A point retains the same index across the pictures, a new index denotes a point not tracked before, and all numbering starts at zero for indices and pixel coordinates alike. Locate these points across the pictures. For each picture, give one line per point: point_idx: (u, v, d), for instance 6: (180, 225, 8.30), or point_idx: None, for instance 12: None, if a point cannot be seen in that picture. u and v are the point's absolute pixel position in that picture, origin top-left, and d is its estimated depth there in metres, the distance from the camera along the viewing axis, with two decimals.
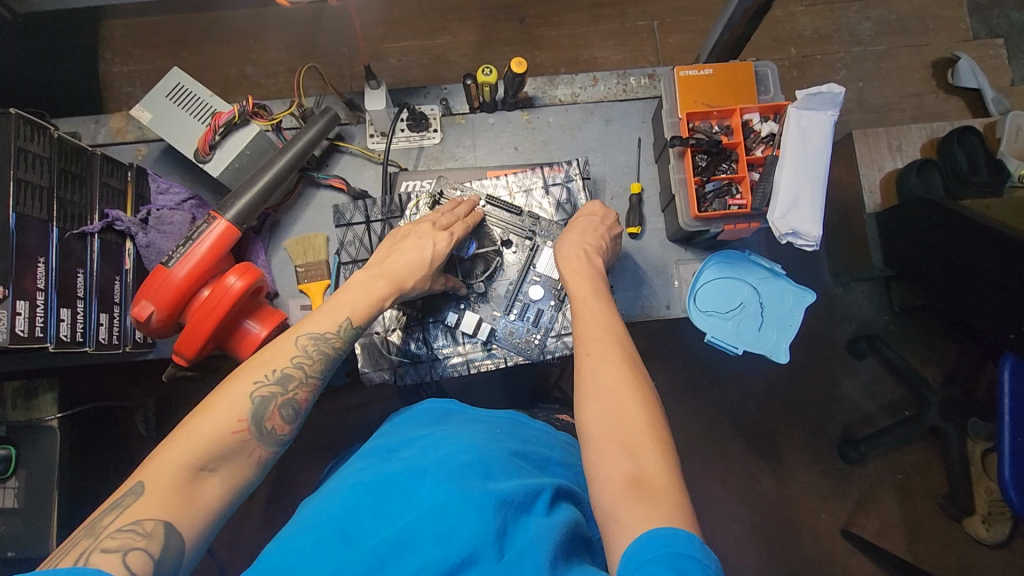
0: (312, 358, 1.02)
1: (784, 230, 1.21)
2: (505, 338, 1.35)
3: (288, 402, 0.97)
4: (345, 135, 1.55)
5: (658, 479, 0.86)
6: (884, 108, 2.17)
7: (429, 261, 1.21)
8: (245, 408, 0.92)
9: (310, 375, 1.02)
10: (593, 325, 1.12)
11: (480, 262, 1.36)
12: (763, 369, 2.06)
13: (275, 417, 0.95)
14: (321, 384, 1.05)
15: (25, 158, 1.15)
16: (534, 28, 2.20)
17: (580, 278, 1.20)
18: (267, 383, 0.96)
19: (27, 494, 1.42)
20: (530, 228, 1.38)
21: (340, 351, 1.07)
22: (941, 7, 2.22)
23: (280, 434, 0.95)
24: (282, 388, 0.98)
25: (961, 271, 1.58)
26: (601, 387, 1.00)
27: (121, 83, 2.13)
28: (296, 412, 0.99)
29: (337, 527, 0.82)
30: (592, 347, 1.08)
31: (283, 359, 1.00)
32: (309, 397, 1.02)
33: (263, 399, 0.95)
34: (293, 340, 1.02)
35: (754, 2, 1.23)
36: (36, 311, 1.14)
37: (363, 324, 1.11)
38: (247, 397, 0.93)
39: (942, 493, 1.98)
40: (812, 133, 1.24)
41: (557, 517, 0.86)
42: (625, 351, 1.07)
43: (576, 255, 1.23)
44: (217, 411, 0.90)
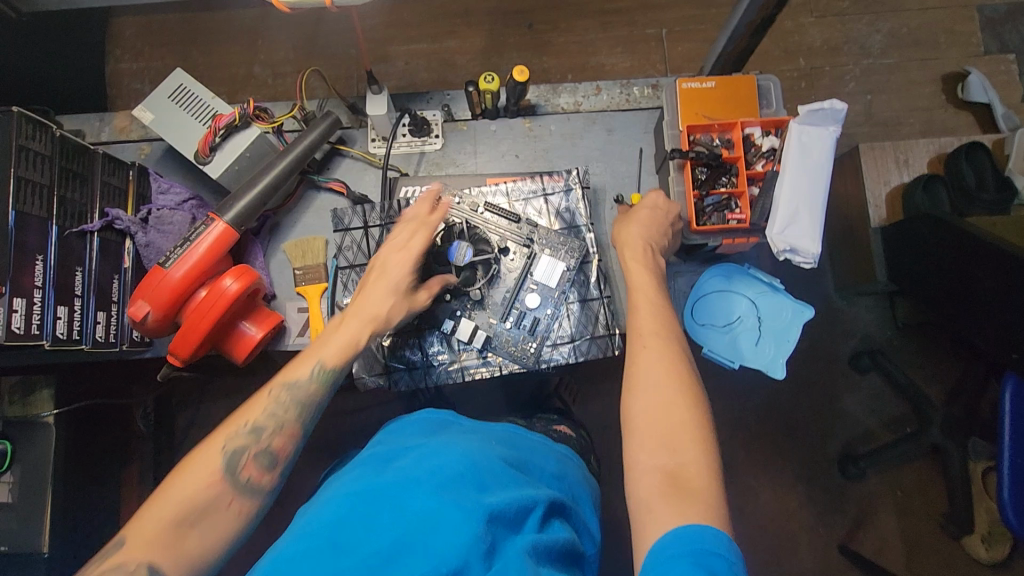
0: (285, 406, 1.03)
1: (782, 246, 1.22)
2: (500, 345, 1.35)
3: (261, 452, 0.97)
4: (347, 139, 1.55)
5: (697, 477, 0.87)
6: (892, 122, 2.15)
7: (396, 286, 1.20)
8: (217, 462, 0.93)
9: (286, 423, 1.01)
10: (645, 314, 1.11)
11: (475, 269, 1.33)
12: (762, 381, 2.05)
13: (249, 466, 0.95)
14: (304, 434, 1.04)
15: (26, 156, 1.15)
16: (543, 34, 2.20)
17: (642, 273, 1.18)
18: (239, 436, 0.97)
19: (22, 489, 1.43)
20: (530, 235, 1.37)
21: (319, 394, 1.06)
22: (952, 21, 2.20)
23: (260, 484, 0.95)
24: (256, 439, 0.98)
25: (965, 289, 1.56)
26: (651, 383, 1.00)
27: (130, 80, 2.15)
28: (274, 460, 0.98)
29: (330, 534, 0.81)
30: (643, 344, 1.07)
31: (255, 412, 1.01)
32: (291, 446, 1.01)
33: (235, 451, 0.95)
34: (264, 396, 1.04)
35: (758, 15, 1.23)
36: (32, 309, 1.14)
37: (341, 361, 1.10)
38: (218, 452, 0.94)
39: (943, 512, 1.95)
40: (813, 147, 1.23)
41: (548, 536, 0.86)
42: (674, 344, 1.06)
43: (634, 245, 1.21)
44: (190, 471, 0.92)
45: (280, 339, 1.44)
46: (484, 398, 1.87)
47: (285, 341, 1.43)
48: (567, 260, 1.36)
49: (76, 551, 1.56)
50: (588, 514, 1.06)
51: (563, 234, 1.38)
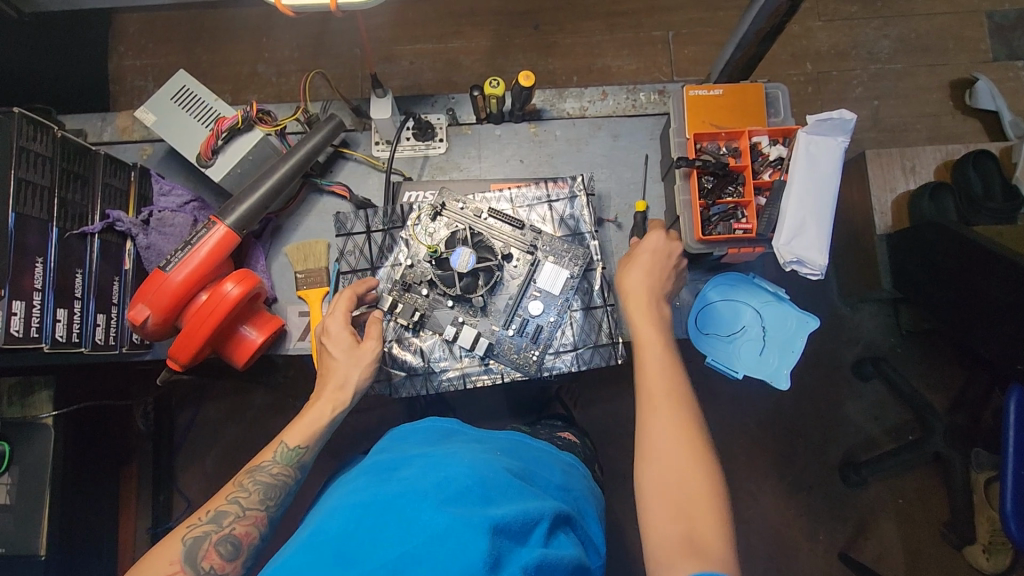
0: (249, 491, 1.04)
1: (789, 257, 1.20)
2: (502, 352, 1.34)
3: (223, 539, 0.97)
4: (350, 142, 1.54)
5: (712, 543, 0.88)
6: (899, 128, 2.14)
7: (344, 349, 1.21)
8: (176, 551, 0.94)
9: (248, 509, 1.02)
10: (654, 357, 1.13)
11: (478, 275, 1.32)
12: (764, 387, 2.04)
13: (211, 555, 0.95)
14: (269, 516, 1.04)
15: (27, 157, 1.14)
16: (549, 36, 2.18)
17: (649, 326, 1.16)
18: (201, 524, 0.98)
19: (20, 491, 1.42)
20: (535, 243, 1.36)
21: (285, 477, 1.08)
22: (961, 27, 2.19)
23: (222, 572, 0.95)
24: (218, 526, 0.98)
25: (970, 298, 1.55)
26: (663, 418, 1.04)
27: (133, 77, 2.14)
28: (236, 547, 0.98)
29: (336, 548, 0.80)
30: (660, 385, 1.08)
31: (220, 499, 1.03)
32: (253, 529, 1.01)
33: (196, 539, 0.96)
34: (232, 483, 1.05)
35: (767, 23, 1.22)
36: (32, 311, 1.14)
37: (304, 443, 1.12)
38: (179, 540, 0.95)
39: (944, 521, 1.94)
40: (821, 157, 1.22)
41: (554, 551, 0.85)
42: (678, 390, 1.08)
43: (641, 293, 1.19)
44: (153, 562, 0.93)
45: (280, 344, 1.43)
46: (483, 401, 1.86)
47: (285, 345, 1.42)
48: (571, 268, 1.35)
49: (72, 551, 1.55)
50: (594, 528, 1.06)
51: (567, 241, 1.37)
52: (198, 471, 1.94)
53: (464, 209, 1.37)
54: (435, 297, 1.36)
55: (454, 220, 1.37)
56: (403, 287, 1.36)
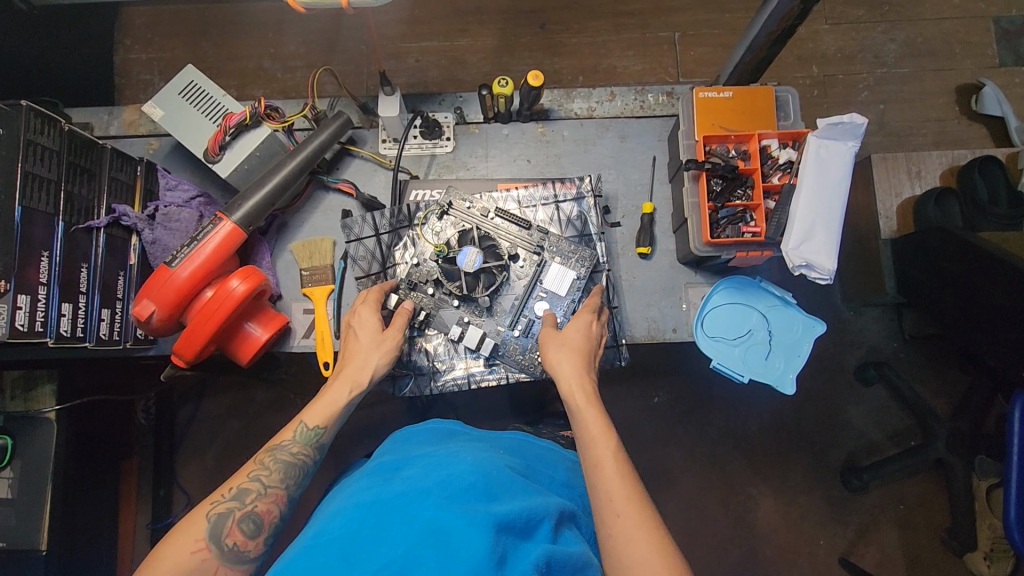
0: (270, 469, 1.04)
1: (798, 262, 1.20)
2: (509, 353, 1.33)
3: (245, 516, 0.97)
4: (357, 139, 1.54)
5: None
6: (905, 132, 2.13)
7: (374, 334, 1.23)
8: (202, 527, 0.93)
9: (270, 487, 1.03)
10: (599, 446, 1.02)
11: (484, 276, 1.31)
12: (767, 389, 2.04)
13: (234, 532, 0.95)
14: (288, 496, 1.05)
15: (34, 151, 1.14)
16: (555, 35, 2.18)
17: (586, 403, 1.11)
18: (223, 501, 0.98)
19: (21, 484, 1.42)
20: (540, 242, 1.35)
21: (304, 457, 1.08)
22: (968, 32, 2.18)
23: (244, 549, 0.95)
24: (240, 503, 0.98)
25: (974, 305, 1.54)
26: (615, 511, 0.92)
27: (138, 70, 2.14)
28: (258, 524, 0.98)
29: (339, 548, 0.80)
30: (604, 484, 0.96)
31: (241, 477, 1.03)
32: (273, 507, 1.02)
33: (219, 516, 0.95)
34: (251, 464, 1.06)
35: (779, 26, 1.21)
36: (37, 306, 1.13)
37: (323, 422, 1.11)
38: (203, 516, 0.95)
39: (945, 527, 1.94)
40: (832, 161, 1.22)
41: (562, 547, 0.86)
42: (628, 484, 0.96)
43: (575, 374, 1.15)
44: (178, 538, 0.92)
45: (285, 340, 1.43)
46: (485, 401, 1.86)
47: (290, 342, 1.42)
48: (578, 269, 1.34)
49: (73, 546, 1.55)
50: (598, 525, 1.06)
51: (574, 242, 1.36)
52: (198, 467, 1.93)
53: (472, 208, 1.36)
54: (441, 296, 1.35)
55: (459, 220, 1.36)
56: (409, 285, 1.36)
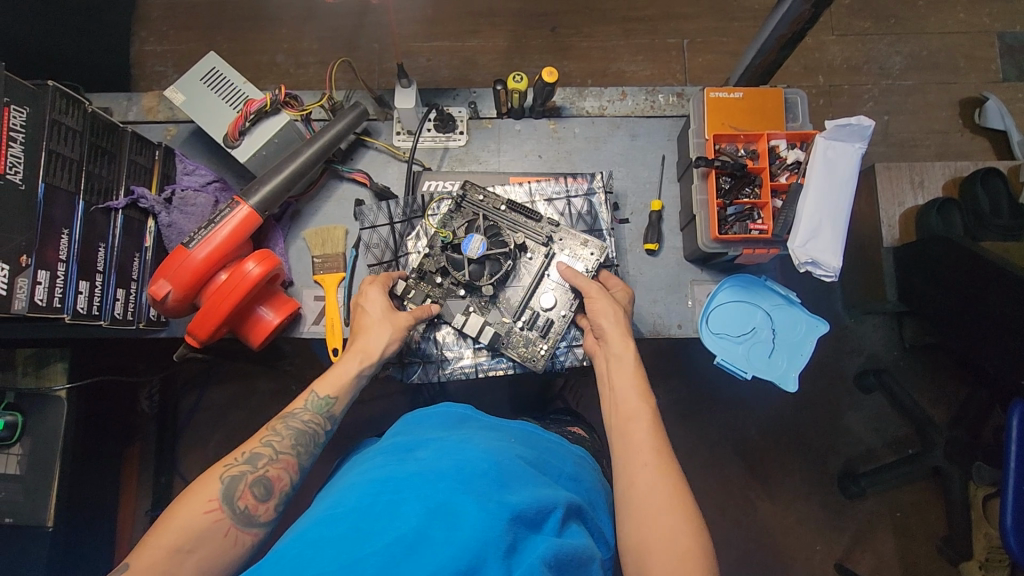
0: (282, 436, 1.07)
1: (803, 259, 1.22)
2: (512, 345, 1.34)
3: (257, 480, 1.00)
4: (371, 131, 1.56)
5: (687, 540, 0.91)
6: (908, 143, 2.16)
7: (387, 310, 1.25)
8: (216, 488, 0.96)
9: (281, 453, 1.05)
10: (627, 402, 1.11)
11: (488, 264, 1.31)
12: (766, 393, 2.06)
13: (246, 495, 0.97)
14: (299, 464, 1.07)
15: (59, 130, 1.16)
16: (565, 38, 2.21)
17: (629, 385, 1.14)
18: (236, 464, 1.00)
19: (31, 461, 1.44)
20: (547, 236, 1.36)
21: (315, 426, 1.11)
22: (973, 47, 2.21)
23: (254, 513, 0.97)
24: (252, 467, 1.01)
25: (974, 312, 1.56)
26: (643, 462, 1.01)
27: (153, 62, 2.17)
28: (269, 490, 1.00)
29: (353, 521, 0.82)
30: (634, 435, 1.05)
31: (254, 442, 1.05)
32: (284, 473, 1.04)
33: (233, 478, 0.98)
34: (264, 430, 1.08)
35: (789, 29, 1.24)
36: (55, 281, 1.15)
37: (335, 393, 1.14)
38: (217, 478, 0.97)
39: (941, 535, 1.95)
40: (838, 163, 1.25)
41: (566, 540, 0.88)
42: (656, 439, 1.04)
43: (617, 326, 1.22)
44: (193, 497, 0.94)
45: (295, 327, 1.44)
46: (487, 397, 1.87)
47: (300, 328, 1.44)
48: (587, 262, 1.35)
49: (78, 527, 1.56)
50: (604, 519, 1.08)
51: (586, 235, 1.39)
52: (200, 455, 1.94)
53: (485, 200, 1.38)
54: (449, 286, 1.37)
55: (470, 210, 1.38)
56: (418, 275, 1.36)
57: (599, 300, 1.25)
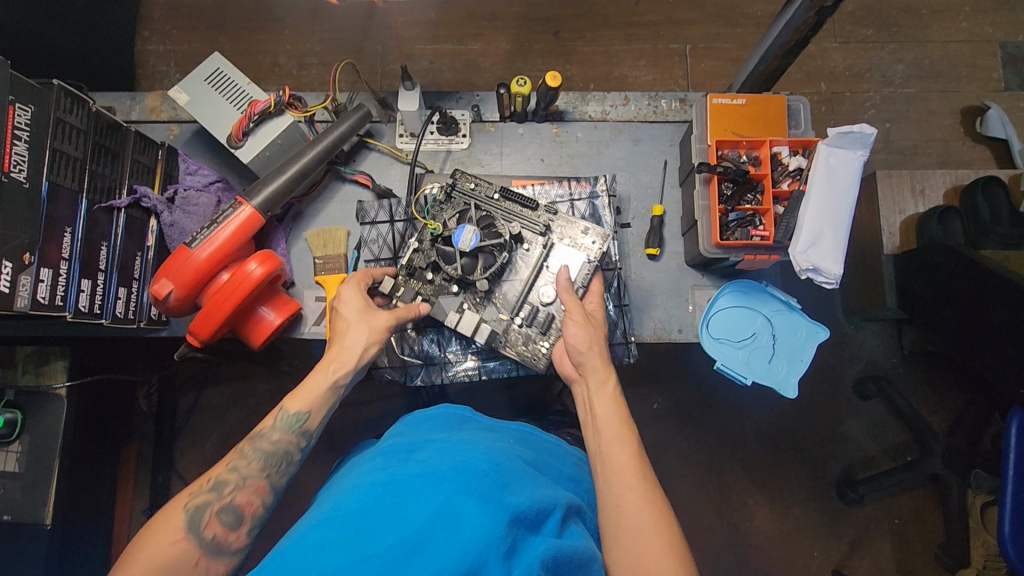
0: (249, 459, 1.06)
1: (805, 265, 1.23)
2: (510, 342, 1.33)
3: (224, 508, 0.99)
4: (374, 133, 1.56)
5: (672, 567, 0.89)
6: (910, 151, 2.17)
7: (360, 307, 1.24)
8: (180, 519, 0.95)
9: (249, 478, 1.04)
10: (608, 427, 1.09)
11: (481, 257, 1.31)
12: (765, 399, 2.06)
13: (213, 523, 0.97)
14: (270, 486, 1.06)
15: (63, 129, 1.17)
16: (568, 43, 2.21)
17: (612, 426, 1.09)
18: (201, 493, 1.00)
19: (30, 459, 1.44)
20: (545, 227, 1.36)
21: (287, 444, 1.09)
22: (975, 55, 2.22)
23: (225, 541, 0.97)
24: (218, 495, 1.00)
25: (973, 320, 1.56)
26: (630, 488, 0.99)
27: (156, 61, 2.17)
28: (238, 516, 1.00)
29: (354, 524, 0.81)
30: (617, 458, 1.04)
31: (220, 467, 1.05)
32: (254, 498, 1.03)
33: (198, 508, 0.97)
34: (232, 453, 1.08)
35: (791, 37, 1.24)
36: (58, 280, 1.15)
37: (306, 408, 1.13)
38: (182, 508, 0.97)
39: (938, 542, 1.95)
40: (841, 169, 1.25)
41: (566, 542, 0.88)
42: (638, 464, 1.03)
43: (589, 350, 1.21)
44: (156, 531, 0.94)
45: (296, 327, 1.44)
46: (486, 399, 1.87)
47: (301, 328, 1.44)
48: (590, 251, 1.35)
49: (76, 526, 1.56)
50: None
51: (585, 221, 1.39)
52: (199, 454, 1.94)
53: (475, 186, 1.37)
54: (441, 283, 1.35)
55: (462, 199, 1.37)
56: (408, 271, 1.37)
57: (581, 326, 1.23)
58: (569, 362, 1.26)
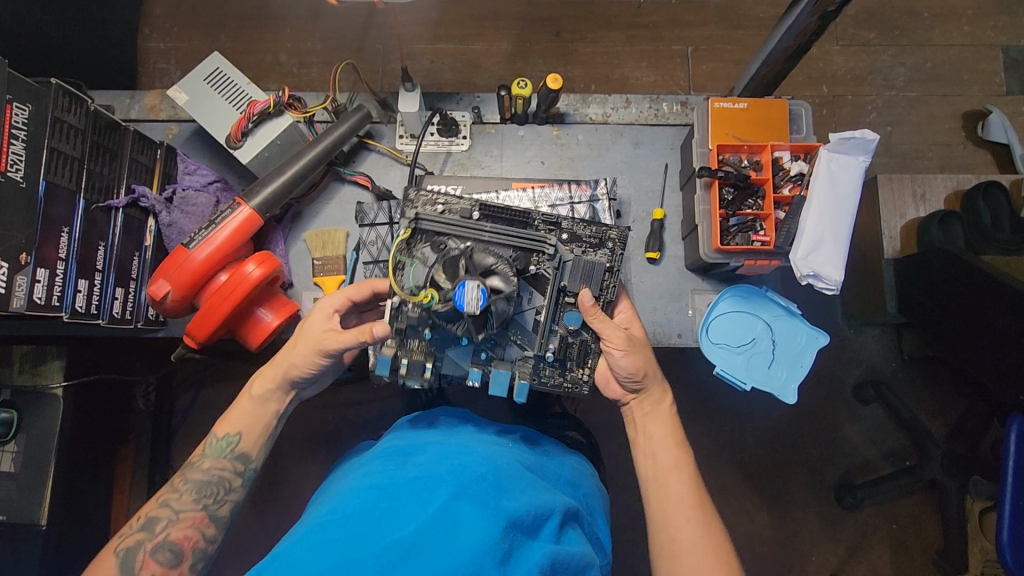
0: (181, 492, 1.10)
1: (806, 271, 1.23)
2: (546, 379, 1.26)
3: (159, 546, 1.02)
4: (374, 134, 1.56)
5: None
6: (911, 155, 2.16)
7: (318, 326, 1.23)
8: (110, 565, 1.00)
9: (183, 512, 1.07)
10: (663, 452, 1.20)
11: (496, 310, 1.11)
12: (763, 403, 2.05)
13: (149, 564, 1.00)
14: (208, 514, 1.10)
15: (61, 128, 1.16)
16: (569, 43, 2.20)
17: (668, 451, 1.20)
18: (132, 533, 1.03)
19: (25, 459, 1.43)
20: (550, 248, 1.22)
21: (217, 470, 1.14)
22: (977, 59, 2.21)
23: None
24: (150, 534, 1.03)
25: (974, 327, 1.56)
26: (685, 516, 1.10)
27: (156, 59, 2.16)
28: (176, 553, 1.03)
29: (350, 526, 0.81)
30: (672, 485, 1.14)
31: (153, 504, 1.09)
32: (190, 531, 1.06)
33: (129, 550, 1.01)
34: (166, 487, 1.12)
35: (794, 40, 1.24)
36: (55, 280, 1.14)
37: (233, 431, 1.19)
38: (112, 553, 1.01)
39: (936, 548, 1.95)
40: (844, 174, 1.25)
41: (563, 548, 0.87)
42: (694, 492, 1.13)
43: (648, 367, 1.25)
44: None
45: (293, 328, 1.44)
46: (484, 401, 1.87)
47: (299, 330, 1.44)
48: (602, 261, 1.27)
49: (72, 526, 1.56)
50: (600, 526, 1.07)
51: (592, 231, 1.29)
52: None
53: (451, 206, 1.27)
54: (443, 337, 1.24)
55: (439, 231, 1.21)
56: (398, 336, 1.22)
57: (628, 355, 1.22)
58: (624, 386, 1.28)
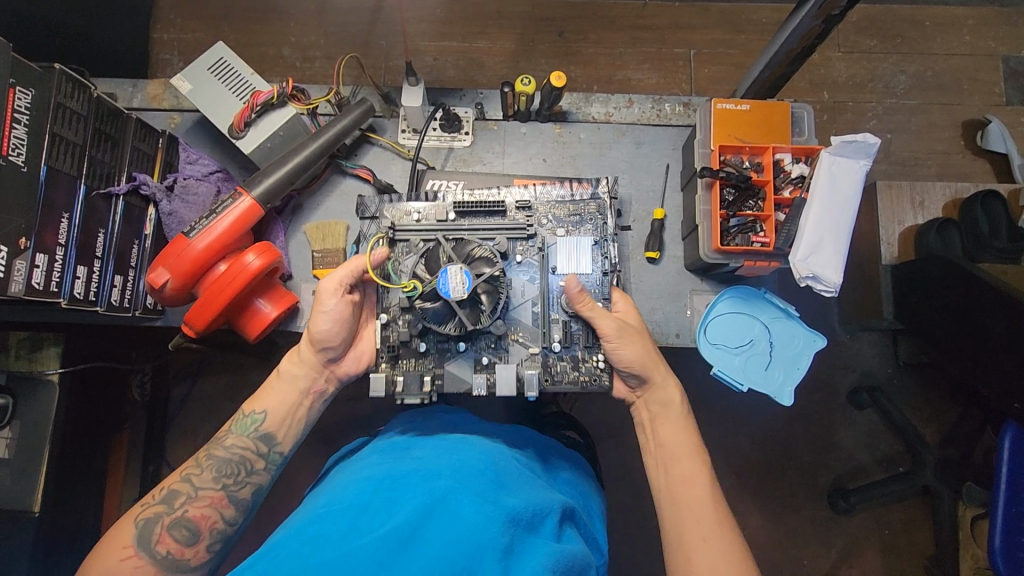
0: (202, 469, 1.12)
1: (805, 273, 1.24)
2: (561, 374, 1.27)
3: (175, 523, 1.04)
4: (377, 128, 1.55)
5: None
6: (910, 162, 2.17)
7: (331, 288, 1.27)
8: (130, 535, 1.02)
9: (202, 490, 1.09)
10: (676, 462, 1.19)
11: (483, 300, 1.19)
12: (758, 406, 2.06)
13: (166, 540, 1.03)
14: (228, 492, 1.11)
15: (63, 113, 1.16)
16: (573, 43, 2.21)
17: (687, 459, 1.19)
18: (153, 505, 1.06)
19: (19, 446, 1.44)
20: (530, 232, 1.30)
21: (241, 451, 1.16)
22: (977, 68, 2.22)
23: (180, 556, 1.03)
24: (169, 507, 1.06)
25: (969, 334, 1.56)
26: (703, 535, 1.08)
27: (159, 49, 2.15)
28: (194, 531, 1.05)
29: (350, 519, 0.81)
30: (687, 499, 1.13)
31: (175, 477, 1.11)
32: (207, 509, 1.08)
33: (148, 521, 1.04)
34: (191, 459, 1.15)
35: (799, 43, 1.24)
36: (54, 265, 1.14)
37: (260, 409, 1.21)
38: (133, 522, 1.04)
39: (928, 554, 1.96)
40: (843, 178, 1.26)
41: (563, 545, 0.88)
42: (715, 508, 1.12)
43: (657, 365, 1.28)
44: (109, 545, 1.02)
45: (293, 320, 1.44)
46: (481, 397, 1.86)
47: (297, 322, 1.44)
48: (592, 235, 1.33)
49: (64, 515, 1.55)
50: (598, 527, 1.07)
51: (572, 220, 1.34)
52: (190, 446, 1.93)
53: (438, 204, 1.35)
54: (436, 348, 1.27)
55: (420, 238, 1.30)
56: (391, 355, 1.27)
57: (626, 344, 1.23)
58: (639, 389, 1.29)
